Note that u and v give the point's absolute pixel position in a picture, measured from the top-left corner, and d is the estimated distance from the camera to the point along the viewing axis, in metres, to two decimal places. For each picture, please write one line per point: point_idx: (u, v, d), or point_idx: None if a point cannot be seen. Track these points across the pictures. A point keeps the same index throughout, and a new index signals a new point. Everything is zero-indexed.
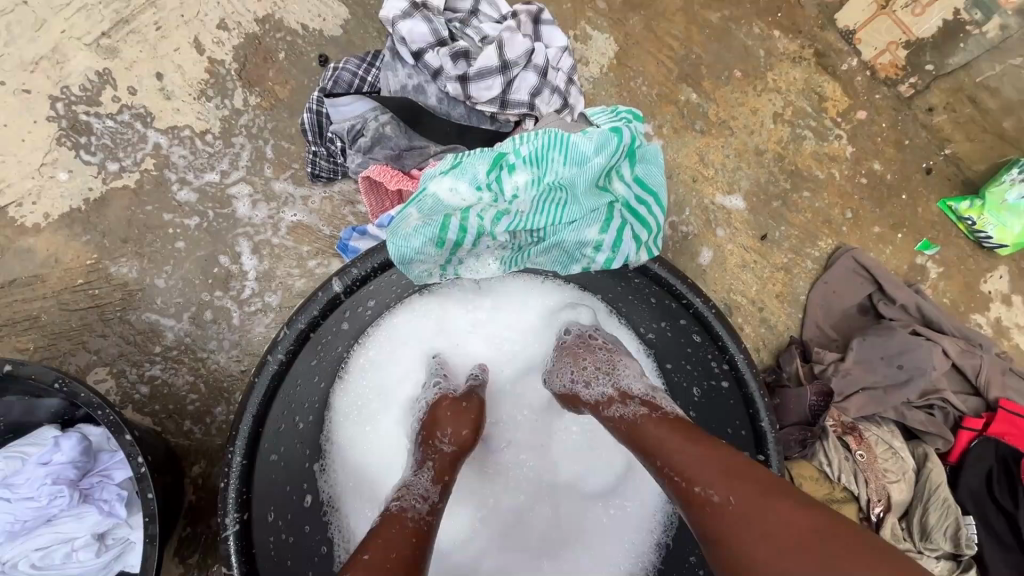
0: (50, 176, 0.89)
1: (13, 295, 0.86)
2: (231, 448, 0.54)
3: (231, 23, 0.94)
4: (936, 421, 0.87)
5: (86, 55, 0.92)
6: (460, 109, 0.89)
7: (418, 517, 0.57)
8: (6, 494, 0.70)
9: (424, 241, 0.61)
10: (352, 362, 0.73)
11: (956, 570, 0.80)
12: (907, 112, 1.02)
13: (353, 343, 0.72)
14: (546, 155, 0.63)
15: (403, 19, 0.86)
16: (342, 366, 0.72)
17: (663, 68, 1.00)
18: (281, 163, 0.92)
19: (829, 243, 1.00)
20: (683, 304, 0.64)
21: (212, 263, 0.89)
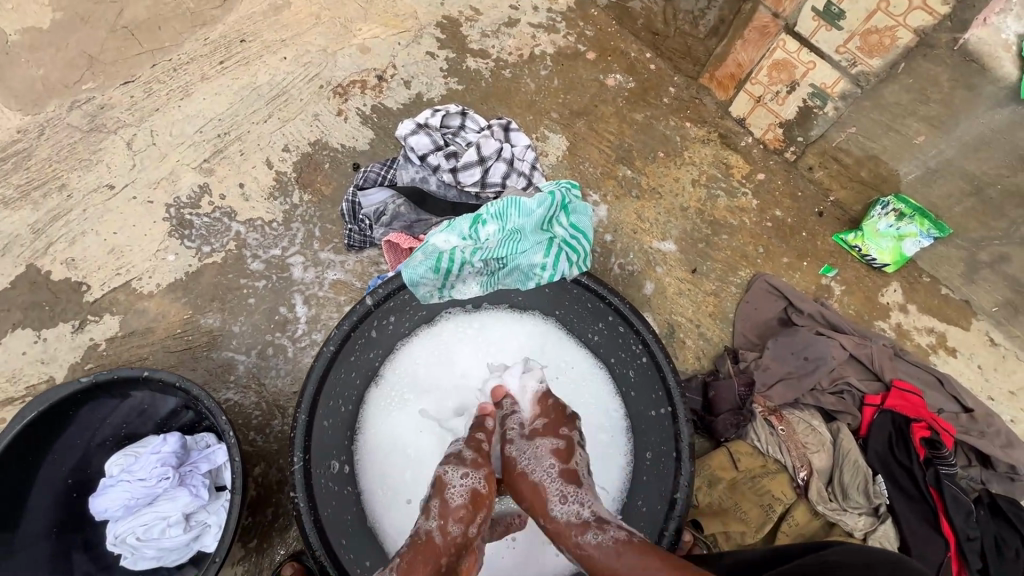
0: (162, 258, 1.24)
1: (131, 343, 1.16)
2: (298, 409, 0.81)
3: (293, 147, 1.34)
4: (845, 401, 1.07)
5: (193, 175, 1.31)
6: (453, 192, 1.25)
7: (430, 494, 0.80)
8: (127, 478, 0.95)
9: (426, 269, 0.92)
10: (383, 371, 0.98)
11: (877, 523, 0.97)
12: (795, 172, 1.34)
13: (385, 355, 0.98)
14: (506, 212, 0.96)
15: (411, 135, 1.24)
16: (376, 373, 0.97)
17: (604, 154, 1.36)
18: (326, 239, 1.26)
19: (747, 272, 1.27)
20: (607, 303, 0.91)
21: (274, 312, 1.20)
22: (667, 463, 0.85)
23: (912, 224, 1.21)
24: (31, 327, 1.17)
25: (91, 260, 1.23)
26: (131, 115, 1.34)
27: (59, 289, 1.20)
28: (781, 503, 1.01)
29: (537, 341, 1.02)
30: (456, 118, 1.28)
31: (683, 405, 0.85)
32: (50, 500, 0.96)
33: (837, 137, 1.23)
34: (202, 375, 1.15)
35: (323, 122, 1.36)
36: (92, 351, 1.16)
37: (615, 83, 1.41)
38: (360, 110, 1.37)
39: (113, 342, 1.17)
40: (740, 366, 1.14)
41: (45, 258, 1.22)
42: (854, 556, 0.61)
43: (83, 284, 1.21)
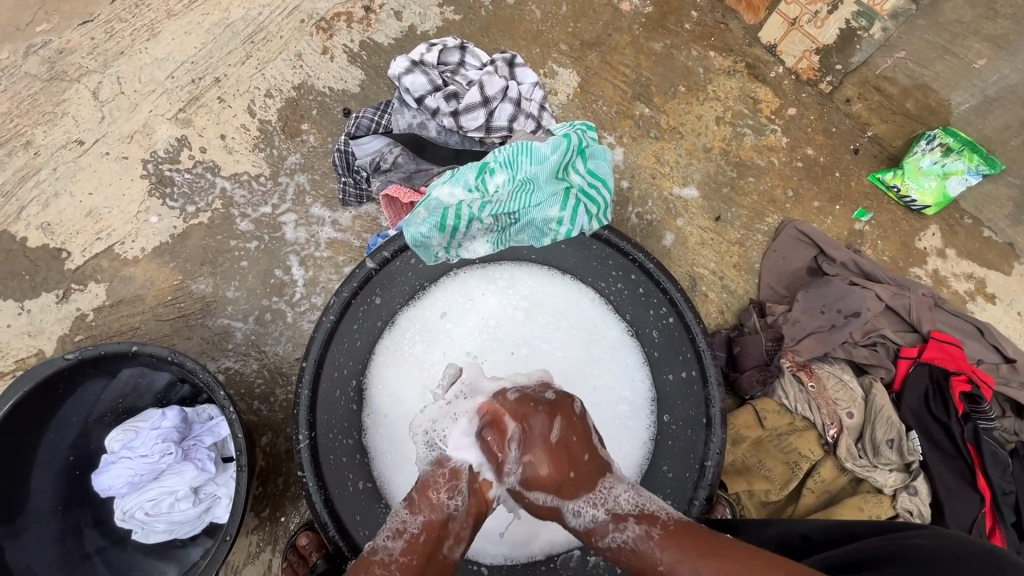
0: (144, 220, 1.15)
1: (121, 312, 1.10)
2: (300, 386, 0.76)
3: (276, 92, 1.21)
4: (879, 354, 1.01)
5: (169, 127, 1.19)
6: (455, 137, 1.13)
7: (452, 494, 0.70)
8: (128, 454, 0.91)
9: (429, 228, 0.82)
10: (399, 323, 0.91)
11: (908, 479, 0.93)
12: (829, 105, 1.22)
13: (401, 308, 0.91)
14: (517, 159, 0.85)
15: (406, 75, 1.12)
16: (391, 325, 0.90)
17: (620, 91, 1.23)
18: (318, 194, 1.16)
19: (774, 219, 1.18)
20: (632, 260, 0.83)
21: (269, 275, 1.12)
22: (695, 429, 0.81)
23: (959, 160, 1.10)
24: (12, 297, 1.10)
25: (69, 224, 1.14)
26: (94, 60, 1.21)
27: (38, 257, 1.12)
28: (808, 460, 0.97)
29: (559, 301, 0.94)
30: (455, 53, 1.15)
31: (712, 364, 0.79)
32: (53, 478, 0.92)
33: (882, 63, 1.10)
34: (198, 344, 1.09)
35: (307, 62, 1.23)
36: (81, 321, 1.10)
37: (631, 8, 1.26)
38: (348, 47, 1.23)
39: (101, 311, 1.10)
40: (768, 320, 1.07)
41: (18, 223, 1.13)
42: (940, 544, 0.61)
43: (63, 251, 1.12)
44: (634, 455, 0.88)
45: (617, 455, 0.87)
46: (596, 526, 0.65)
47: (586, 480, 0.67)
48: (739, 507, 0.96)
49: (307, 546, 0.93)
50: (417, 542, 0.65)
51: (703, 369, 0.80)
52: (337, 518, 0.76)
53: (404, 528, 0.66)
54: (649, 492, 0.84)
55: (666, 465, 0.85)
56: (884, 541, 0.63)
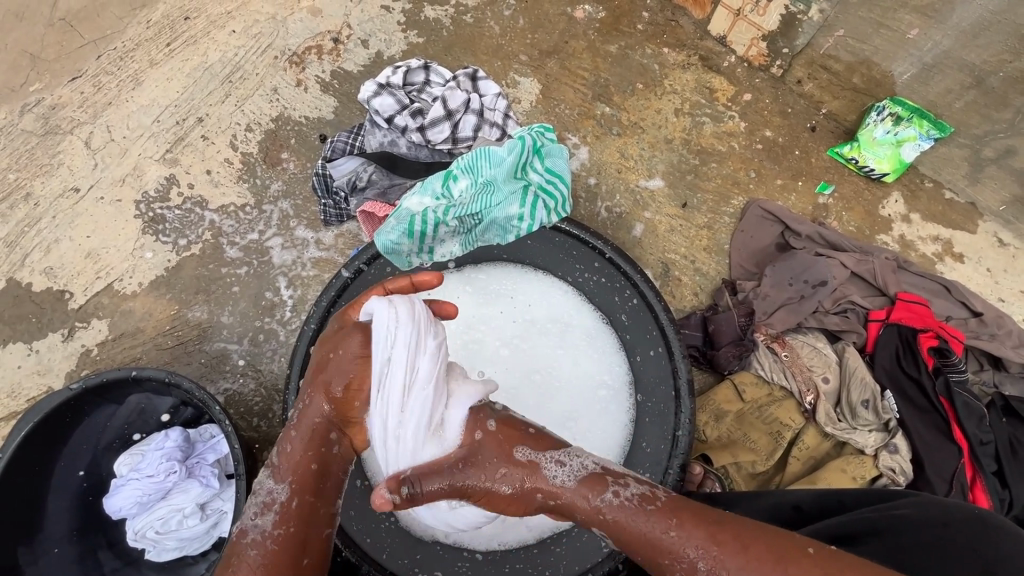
0: (140, 256, 1.21)
1: (123, 344, 1.16)
2: (288, 392, 0.82)
3: (255, 125, 1.28)
4: (850, 320, 1.04)
5: (158, 167, 1.27)
6: (425, 151, 1.19)
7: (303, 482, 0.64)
8: (136, 475, 0.96)
9: (399, 235, 0.88)
10: None
11: (888, 437, 0.95)
12: (782, 88, 1.27)
13: None
14: (477, 164, 0.91)
15: (374, 97, 1.18)
16: None
17: (580, 94, 1.29)
18: (301, 216, 1.22)
19: (740, 200, 1.22)
20: (593, 248, 0.91)
21: (260, 297, 1.18)
22: (666, 402, 0.86)
23: (910, 127, 1.15)
24: (21, 340, 1.16)
25: (69, 268, 1.20)
26: (84, 112, 1.28)
27: (43, 300, 1.18)
28: (790, 429, 0.99)
29: (533, 294, 0.96)
30: (420, 73, 1.22)
31: (676, 339, 0.86)
32: (67, 504, 0.97)
33: (824, 42, 1.15)
34: (198, 368, 1.14)
35: (283, 95, 1.30)
36: (86, 357, 1.16)
37: (585, 15, 1.32)
38: (320, 78, 1.31)
39: (105, 346, 1.16)
40: (739, 297, 1.10)
41: (23, 270, 1.20)
42: (927, 511, 0.65)
43: (66, 292, 1.19)
44: (615, 439, 0.88)
45: (598, 439, 0.89)
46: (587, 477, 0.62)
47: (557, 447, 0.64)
48: (727, 480, 0.97)
49: None
50: (288, 509, 0.62)
51: (668, 345, 0.86)
52: None
53: (274, 500, 0.63)
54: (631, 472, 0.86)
55: (646, 443, 0.86)
56: (867, 512, 0.66)
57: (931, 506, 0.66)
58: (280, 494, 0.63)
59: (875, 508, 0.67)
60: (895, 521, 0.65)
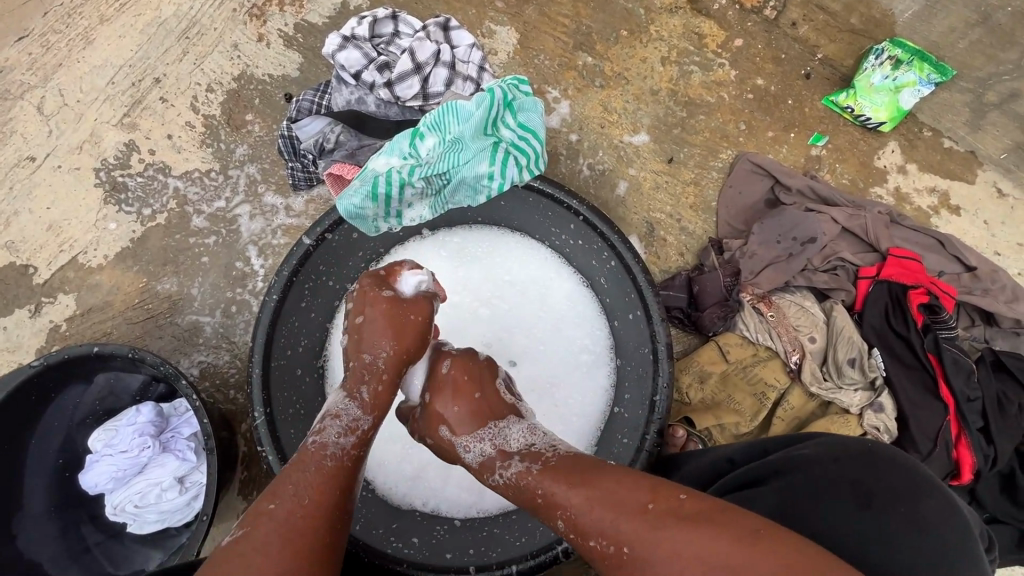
0: (104, 228, 1.16)
1: (92, 319, 1.13)
2: (251, 365, 0.77)
3: (216, 85, 1.21)
4: (839, 278, 1.01)
5: (116, 133, 1.20)
6: (395, 109, 1.12)
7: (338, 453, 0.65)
8: (110, 451, 0.95)
9: (362, 198, 0.82)
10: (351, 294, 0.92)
11: (873, 396, 0.93)
12: (776, 31, 1.19)
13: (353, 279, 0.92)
14: (444, 120, 0.85)
15: (339, 51, 1.11)
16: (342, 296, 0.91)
17: (560, 43, 1.21)
18: (269, 181, 1.17)
19: (728, 154, 1.17)
20: (568, 208, 0.83)
21: (231, 267, 1.14)
22: (646, 366, 0.83)
23: (910, 71, 1.10)
24: None
25: (31, 241, 1.16)
26: (34, 75, 1.21)
27: (6, 276, 1.14)
28: (774, 390, 0.98)
29: (509, 257, 0.95)
30: (388, 23, 1.14)
31: (655, 301, 0.81)
32: (44, 481, 0.96)
33: None
34: (170, 341, 1.11)
35: (244, 51, 1.22)
36: (55, 333, 1.12)
37: None
38: (282, 32, 1.22)
39: (74, 321, 1.13)
40: (726, 256, 1.06)
41: None
42: (824, 449, 0.65)
43: (29, 267, 1.15)
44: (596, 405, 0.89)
45: (579, 402, 0.90)
46: (483, 458, 0.68)
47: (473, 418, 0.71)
48: (710, 442, 0.96)
49: None
50: (366, 437, 0.69)
51: (646, 307, 0.81)
52: None
53: (358, 426, 0.69)
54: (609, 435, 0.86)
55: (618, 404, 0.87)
56: (780, 456, 0.67)
57: (837, 445, 0.65)
58: (363, 424, 0.69)
59: (786, 449, 0.68)
60: (796, 460, 0.65)
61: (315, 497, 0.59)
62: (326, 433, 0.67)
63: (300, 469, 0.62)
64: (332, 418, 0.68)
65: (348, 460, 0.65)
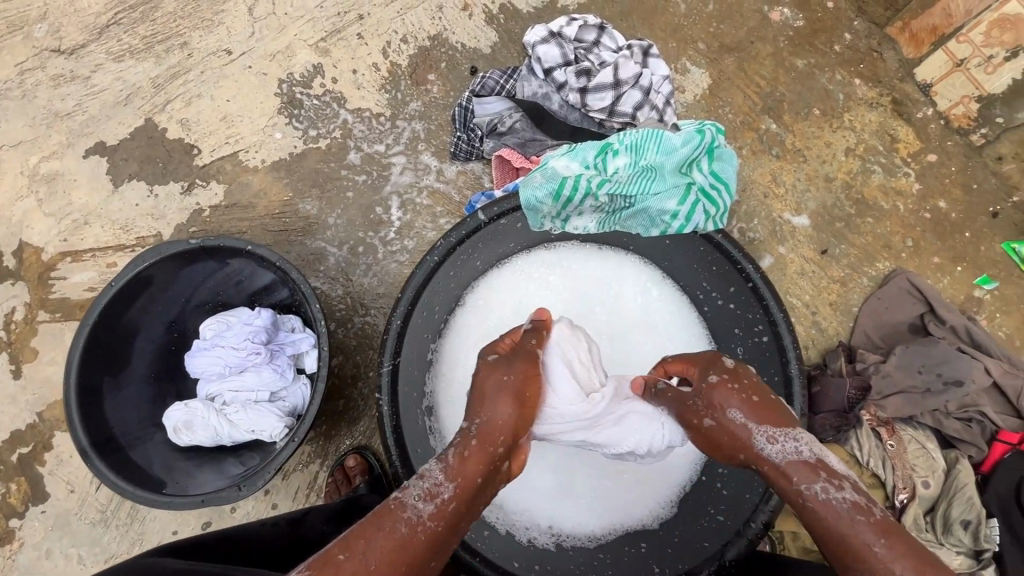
0: (270, 135, 1.22)
1: (234, 214, 1.18)
2: (393, 315, 0.80)
3: (411, 38, 1.25)
4: (972, 431, 0.95)
5: (308, 53, 1.26)
6: (576, 115, 1.13)
7: (412, 522, 0.54)
8: (222, 343, 0.99)
9: (545, 194, 0.83)
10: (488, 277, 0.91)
11: (975, 566, 0.87)
12: (976, 160, 1.14)
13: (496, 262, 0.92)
14: (644, 145, 0.85)
15: (542, 44, 1.13)
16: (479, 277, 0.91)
17: (750, 101, 1.18)
18: (431, 142, 1.20)
19: (886, 266, 1.12)
20: (738, 269, 0.82)
21: (370, 210, 1.17)
22: None
23: None
24: (145, 181, 1.20)
25: (204, 126, 1.23)
26: None
27: (173, 149, 1.22)
28: None
29: (648, 290, 0.92)
30: (592, 32, 1.15)
31: (800, 394, 0.77)
32: (153, 347, 1.01)
33: None
34: (295, 259, 1.16)
35: (446, 15, 1.25)
36: (197, 215, 1.19)
37: (781, 19, 1.20)
38: (487, 8, 1.25)
39: (217, 210, 1.19)
40: (857, 367, 1.01)
41: (163, 114, 1.24)
42: None
43: (194, 148, 1.22)
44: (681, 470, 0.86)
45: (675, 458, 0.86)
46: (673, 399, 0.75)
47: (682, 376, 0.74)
48: (779, 545, 0.94)
49: (352, 468, 1.02)
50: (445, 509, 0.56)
51: (788, 396, 0.78)
52: (401, 445, 0.79)
53: (437, 491, 0.57)
54: (699, 503, 0.84)
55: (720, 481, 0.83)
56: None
57: None
58: (445, 490, 0.57)
59: None
60: None
61: (386, 570, 0.50)
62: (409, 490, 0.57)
63: (369, 534, 0.52)
64: (416, 476, 0.58)
65: (422, 533, 0.53)
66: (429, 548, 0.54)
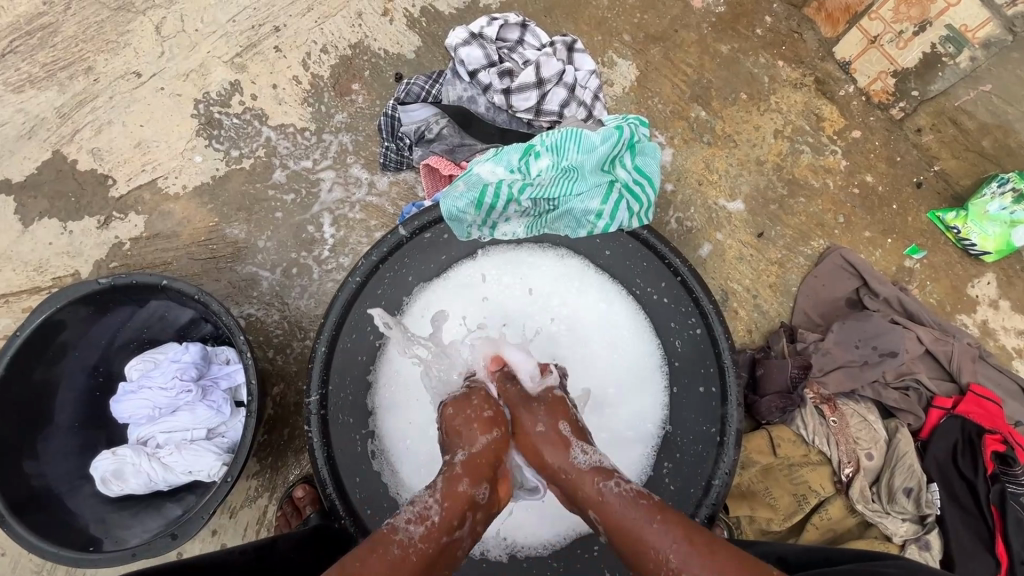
0: (189, 159, 1.17)
1: (157, 245, 1.13)
2: (317, 342, 0.77)
3: (331, 48, 1.21)
4: (910, 399, 0.98)
5: (224, 70, 1.20)
6: (503, 116, 1.12)
7: (405, 544, 0.55)
8: (149, 384, 0.94)
9: (466, 203, 0.81)
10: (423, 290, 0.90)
11: (921, 531, 0.89)
12: (898, 133, 1.17)
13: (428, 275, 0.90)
14: (563, 146, 0.83)
15: (463, 46, 1.10)
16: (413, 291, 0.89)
17: (678, 90, 1.18)
18: (360, 154, 1.16)
19: (820, 243, 1.14)
20: (667, 265, 0.81)
21: (301, 229, 1.13)
22: (707, 446, 0.79)
23: None
24: (57, 217, 1.13)
25: (118, 154, 1.17)
26: None
27: (85, 181, 1.15)
28: (817, 496, 0.93)
29: (582, 291, 0.91)
30: (515, 31, 1.13)
31: (735, 384, 0.77)
32: (75, 395, 0.95)
33: (963, 95, 1.06)
34: (226, 287, 1.11)
35: (366, 21, 1.21)
36: (117, 249, 1.13)
37: (703, 6, 1.20)
38: (408, 12, 1.22)
39: (138, 242, 1.13)
40: (798, 347, 1.03)
41: (71, 145, 1.17)
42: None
43: (108, 179, 1.15)
44: (628, 470, 0.85)
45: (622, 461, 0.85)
46: (596, 468, 0.64)
47: (581, 437, 0.69)
48: (736, 530, 0.95)
49: (302, 499, 0.99)
50: (437, 533, 0.57)
51: (724, 387, 0.78)
52: (336, 476, 0.77)
53: (428, 513, 0.58)
54: None
55: (666, 476, 0.84)
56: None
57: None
58: (434, 513, 0.58)
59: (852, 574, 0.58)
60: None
61: None
62: (399, 517, 0.58)
63: (370, 554, 0.53)
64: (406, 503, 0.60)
65: (414, 556, 0.54)
66: (424, 568, 0.55)
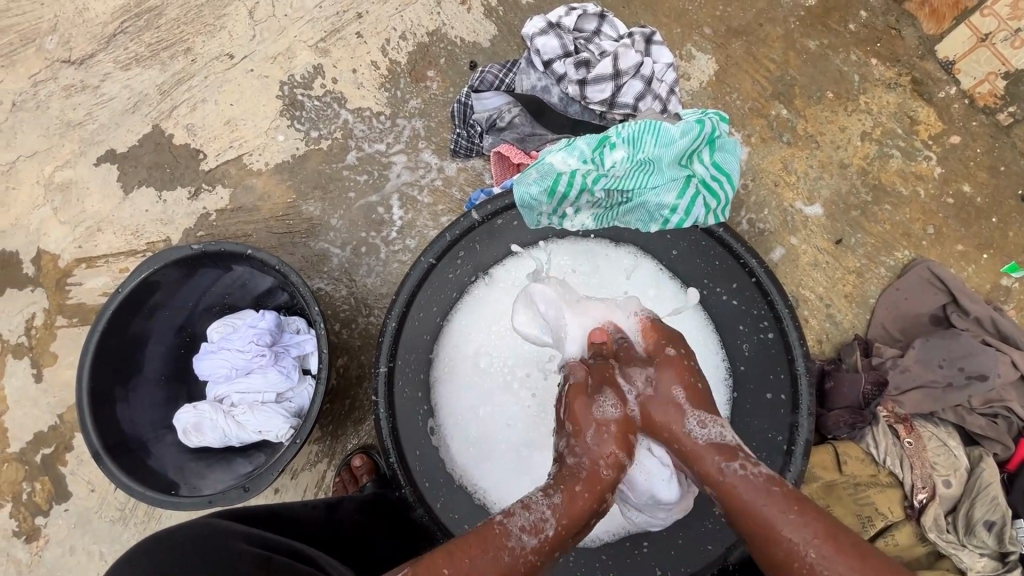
0: (272, 138, 1.23)
1: (239, 217, 1.20)
2: (388, 317, 0.79)
3: (409, 35, 1.23)
4: (998, 428, 0.91)
5: (308, 54, 1.25)
6: (575, 107, 1.12)
7: (517, 554, 0.56)
8: (228, 346, 1.01)
9: (539, 190, 0.81)
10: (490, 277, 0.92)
11: (1002, 569, 0.83)
12: (1003, 140, 1.08)
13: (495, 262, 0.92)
14: (641, 138, 0.82)
15: (540, 35, 1.10)
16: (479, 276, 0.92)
17: (758, 86, 1.13)
18: (431, 140, 1.19)
19: (905, 254, 1.07)
20: (742, 264, 0.78)
21: (371, 210, 1.17)
22: (773, 454, 0.77)
23: None
24: (153, 187, 1.23)
25: (209, 130, 1.24)
26: None
27: (179, 154, 1.24)
28: (883, 519, 0.88)
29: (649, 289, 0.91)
30: (592, 21, 1.12)
31: (808, 393, 0.74)
32: (162, 351, 1.03)
33: None
34: (300, 261, 1.17)
35: (445, 10, 1.23)
36: (204, 219, 1.21)
37: None
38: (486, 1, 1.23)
39: (223, 214, 1.20)
40: (874, 361, 0.97)
41: (169, 120, 1.25)
42: None
43: (200, 153, 1.23)
44: None
45: None
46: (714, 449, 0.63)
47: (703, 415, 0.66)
48: None
49: (359, 468, 1.04)
50: (554, 543, 0.58)
51: (795, 395, 0.75)
52: (398, 448, 0.79)
53: (543, 526, 0.58)
54: None
55: None
56: None
57: None
58: (551, 528, 0.58)
59: None
60: None
61: None
62: (514, 517, 0.58)
63: (474, 549, 0.56)
64: (522, 507, 0.60)
65: (523, 566, 0.56)
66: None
